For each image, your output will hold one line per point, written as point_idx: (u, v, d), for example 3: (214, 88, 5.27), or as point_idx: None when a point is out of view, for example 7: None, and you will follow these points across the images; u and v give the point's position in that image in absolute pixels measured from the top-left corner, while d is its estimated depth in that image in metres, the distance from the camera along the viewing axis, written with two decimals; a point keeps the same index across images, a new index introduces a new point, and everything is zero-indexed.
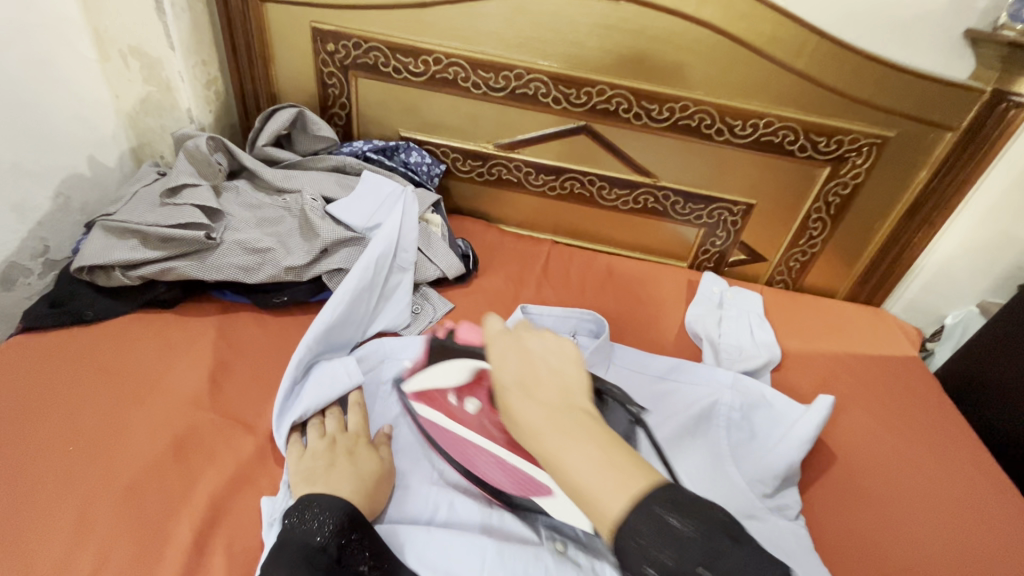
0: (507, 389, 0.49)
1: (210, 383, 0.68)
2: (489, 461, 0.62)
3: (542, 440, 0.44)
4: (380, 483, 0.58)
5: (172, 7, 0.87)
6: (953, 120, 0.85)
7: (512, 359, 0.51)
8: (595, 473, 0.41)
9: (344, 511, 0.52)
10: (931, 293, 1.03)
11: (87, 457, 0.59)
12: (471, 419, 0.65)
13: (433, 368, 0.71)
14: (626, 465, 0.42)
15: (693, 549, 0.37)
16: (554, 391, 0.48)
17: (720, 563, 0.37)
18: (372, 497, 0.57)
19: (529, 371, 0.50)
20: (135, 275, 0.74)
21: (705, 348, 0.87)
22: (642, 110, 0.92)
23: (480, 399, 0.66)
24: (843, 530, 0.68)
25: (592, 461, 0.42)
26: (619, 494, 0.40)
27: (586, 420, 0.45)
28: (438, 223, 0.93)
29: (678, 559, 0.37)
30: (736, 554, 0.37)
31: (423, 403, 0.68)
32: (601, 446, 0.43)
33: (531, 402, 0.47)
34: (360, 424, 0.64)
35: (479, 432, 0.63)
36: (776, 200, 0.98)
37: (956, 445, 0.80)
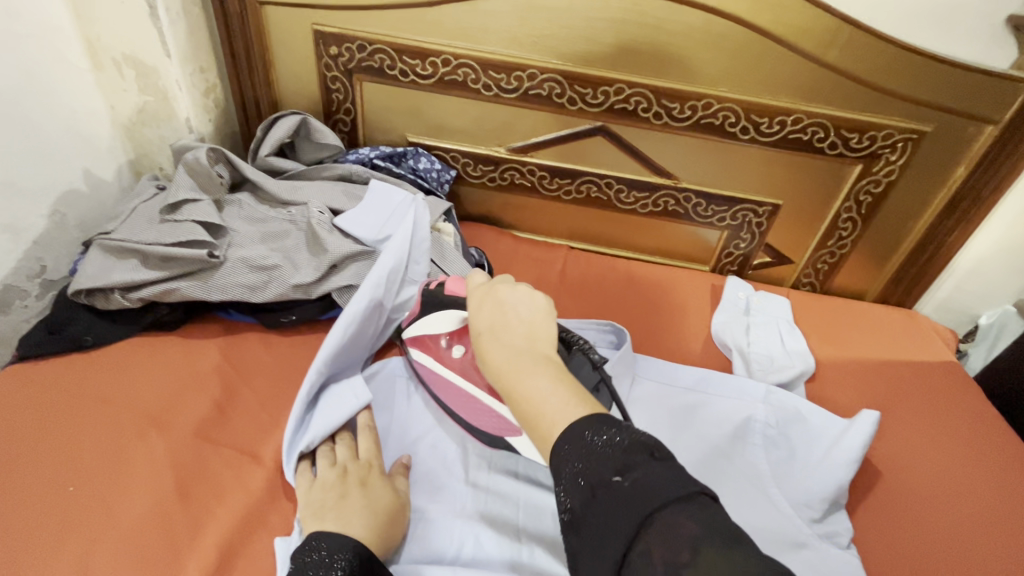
0: (479, 333, 0.52)
1: (218, 411, 0.64)
2: (472, 405, 0.63)
3: (501, 375, 0.48)
4: (395, 520, 0.54)
5: (167, 13, 0.83)
6: (994, 113, 0.80)
7: (486, 305, 0.54)
8: (543, 403, 0.44)
9: (357, 554, 0.48)
10: (969, 294, 0.98)
11: (89, 497, 0.55)
12: (456, 363, 0.66)
13: (424, 319, 0.69)
14: (572, 401, 0.44)
15: (611, 460, 0.38)
16: (521, 335, 0.50)
17: (635, 473, 0.37)
18: (387, 536, 0.52)
19: (501, 317, 0.52)
20: (135, 298, 0.70)
21: (735, 359, 0.83)
22: (662, 109, 0.87)
23: (467, 346, 0.66)
24: (894, 552, 0.64)
25: (543, 394, 0.45)
26: (558, 422, 0.43)
27: (545, 362, 0.48)
28: (451, 232, 0.88)
29: (597, 469, 0.38)
30: (655, 467, 0.37)
31: (417, 348, 0.69)
32: (552, 381, 0.46)
33: (497, 344, 0.50)
34: (372, 452, 0.60)
35: (462, 375, 0.65)
36: (804, 199, 0.94)
37: (1007, 459, 0.76)
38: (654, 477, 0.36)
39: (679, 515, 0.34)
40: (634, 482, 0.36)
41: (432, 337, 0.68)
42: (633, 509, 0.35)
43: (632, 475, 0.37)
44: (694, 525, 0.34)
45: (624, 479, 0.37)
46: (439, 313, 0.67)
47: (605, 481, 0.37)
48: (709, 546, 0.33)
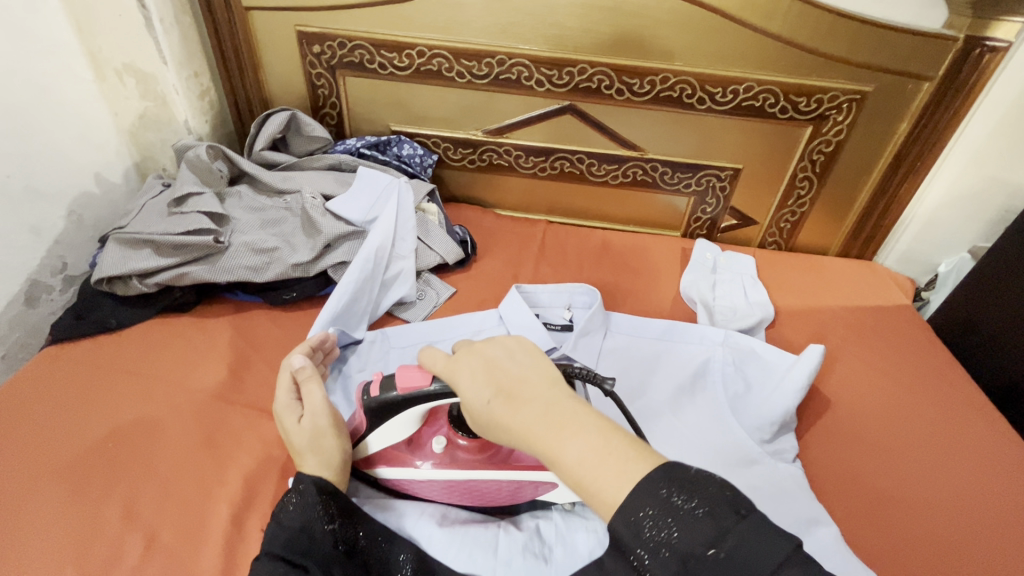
0: (491, 404, 0.47)
1: (232, 377, 0.72)
2: (485, 486, 0.61)
3: (542, 442, 0.44)
4: (323, 438, 0.58)
5: (161, 23, 0.92)
6: (930, 70, 0.87)
7: (481, 372, 0.49)
8: (597, 462, 0.42)
9: (303, 484, 0.54)
10: (925, 243, 1.04)
11: (125, 452, 0.63)
12: (439, 459, 0.61)
13: (379, 430, 0.60)
14: (624, 449, 0.43)
15: (703, 532, 0.39)
16: (537, 391, 0.47)
17: (728, 542, 0.38)
18: (327, 455, 0.57)
19: (507, 379, 0.48)
20: (152, 283, 0.78)
21: (700, 311, 0.90)
22: (624, 86, 0.94)
23: (445, 433, 0.62)
24: (836, 468, 0.72)
25: (592, 452, 0.43)
26: (621, 477, 0.41)
27: (577, 412, 0.46)
28: (434, 211, 0.96)
29: (689, 541, 0.39)
30: (746, 530, 0.38)
31: (387, 464, 0.62)
32: (595, 434, 0.44)
33: (520, 410, 0.46)
34: (284, 396, 0.62)
35: (453, 467, 0.61)
36: (763, 162, 1.00)
37: (950, 386, 0.83)
38: (751, 546, 0.38)
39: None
40: (730, 553, 0.38)
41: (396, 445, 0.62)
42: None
43: (726, 545, 0.38)
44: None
45: (718, 550, 0.38)
46: (394, 419, 0.59)
47: (699, 554, 0.38)
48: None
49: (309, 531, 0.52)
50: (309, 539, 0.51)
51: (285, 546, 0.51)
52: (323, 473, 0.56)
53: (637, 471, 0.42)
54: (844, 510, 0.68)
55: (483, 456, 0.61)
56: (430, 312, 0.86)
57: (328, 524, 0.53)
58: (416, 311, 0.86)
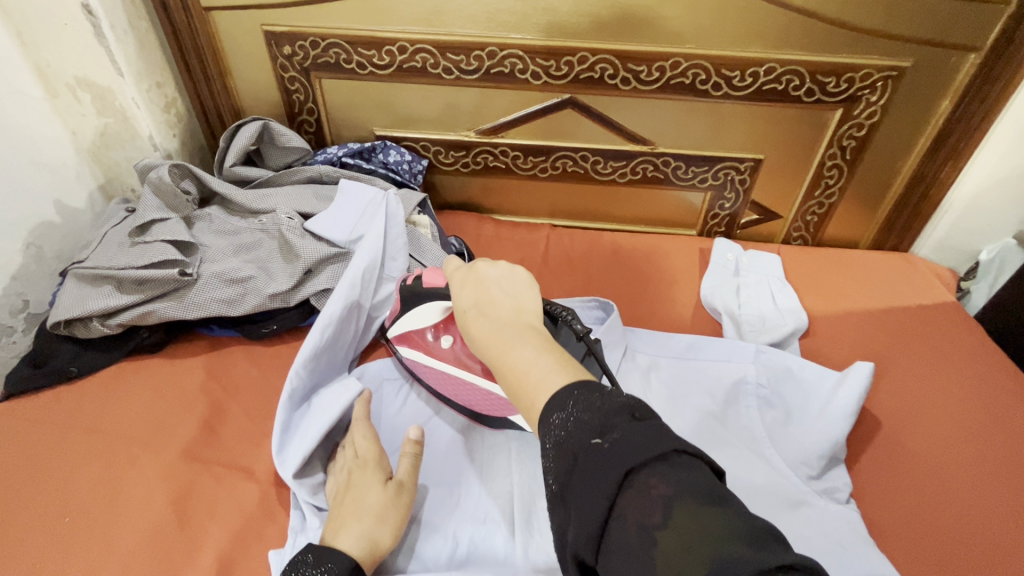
0: (465, 311, 0.49)
1: (207, 429, 0.65)
2: (470, 391, 0.63)
3: (487, 347, 0.45)
4: (391, 512, 0.52)
5: (113, 31, 0.84)
6: (977, 40, 0.77)
7: (468, 285, 0.50)
8: (528, 373, 0.42)
9: (341, 565, 0.47)
10: (969, 231, 0.94)
11: (85, 527, 0.56)
12: (445, 354, 0.64)
13: (407, 314, 0.67)
14: (555, 366, 0.42)
15: (590, 422, 0.35)
16: (506, 308, 0.47)
17: (614, 434, 0.34)
18: (385, 532, 0.51)
19: (486, 294, 0.49)
20: (114, 324, 0.70)
21: (726, 322, 0.82)
22: (630, 74, 0.85)
23: (455, 334, 0.64)
24: (895, 505, 0.63)
25: (529, 364, 0.42)
26: (543, 389, 0.40)
27: (530, 333, 0.45)
28: (426, 224, 0.87)
29: (576, 435, 0.36)
30: (634, 426, 0.34)
31: (405, 345, 0.68)
32: (537, 351, 0.43)
33: (483, 320, 0.47)
34: (371, 449, 0.58)
35: (454, 364, 0.63)
36: (786, 151, 0.91)
37: (1011, 394, 0.74)
38: (635, 439, 0.33)
39: (654, 477, 0.32)
40: (612, 444, 0.34)
41: (416, 331, 0.67)
42: (611, 471, 0.33)
43: (611, 437, 0.34)
44: (667, 486, 0.31)
45: (603, 441, 0.34)
46: (423, 306, 0.65)
47: (585, 446, 0.35)
48: (683, 506, 0.30)
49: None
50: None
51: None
52: (362, 557, 0.49)
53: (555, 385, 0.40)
54: (907, 552, 0.59)
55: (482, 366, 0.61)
56: None
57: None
58: None
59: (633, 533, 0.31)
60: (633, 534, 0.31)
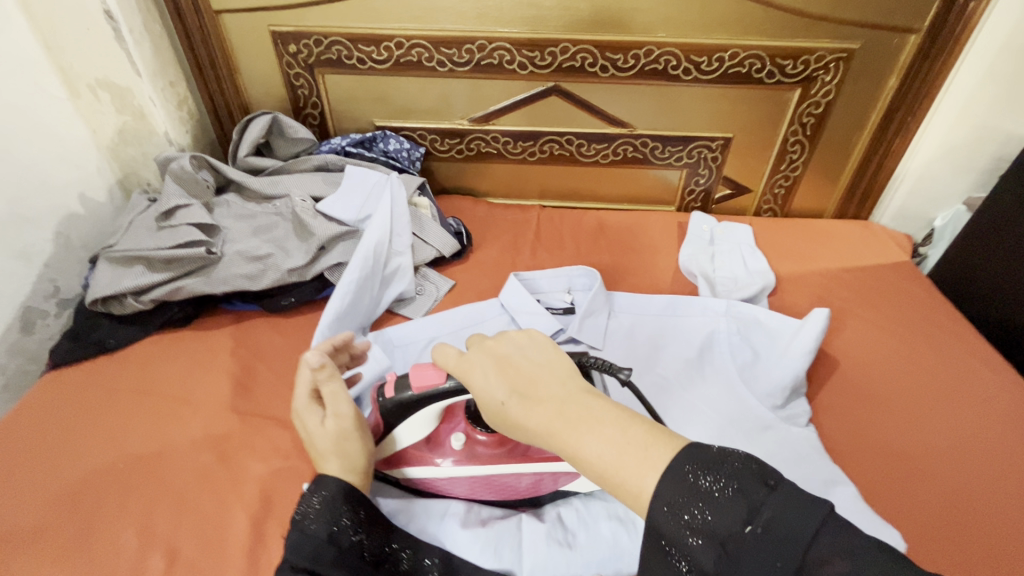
0: (505, 403, 0.47)
1: (239, 388, 0.72)
2: (500, 481, 0.61)
3: (559, 441, 0.43)
4: (349, 442, 0.55)
5: (132, 34, 0.90)
6: (914, 23, 0.87)
7: (491, 371, 0.49)
8: (620, 455, 0.41)
9: (328, 490, 0.52)
10: (921, 199, 1.03)
11: (138, 472, 0.63)
12: (460, 456, 0.61)
13: (403, 429, 0.60)
14: (646, 437, 0.42)
15: (736, 509, 0.37)
16: (550, 386, 0.47)
17: (763, 515, 0.36)
18: (353, 458, 0.55)
19: (518, 378, 0.48)
20: (147, 299, 0.76)
21: (702, 284, 0.90)
22: (608, 62, 0.93)
23: (463, 430, 0.62)
24: (846, 427, 0.72)
25: (612, 445, 0.41)
26: (647, 469, 0.40)
27: (592, 405, 0.44)
28: (426, 205, 0.94)
29: (725, 520, 0.37)
30: (778, 500, 0.37)
31: (412, 461, 0.62)
32: (614, 426, 0.42)
33: (534, 409, 0.45)
34: (306, 389, 0.57)
35: (474, 463, 0.61)
36: (753, 129, 1.00)
37: (954, 339, 0.83)
38: (789, 517, 0.36)
39: (824, 551, 0.34)
40: (765, 527, 0.36)
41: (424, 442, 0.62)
42: (780, 555, 0.35)
43: (762, 520, 0.36)
44: (844, 561, 0.34)
45: (755, 527, 0.36)
46: (420, 413, 0.59)
47: (737, 533, 0.37)
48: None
49: (336, 541, 0.50)
50: (336, 549, 0.50)
51: (311, 558, 0.49)
52: (346, 477, 0.54)
53: (660, 458, 0.40)
54: (859, 466, 0.68)
55: (502, 451, 0.61)
56: (431, 307, 0.86)
57: (354, 534, 0.51)
58: (417, 307, 0.85)
59: None
60: None
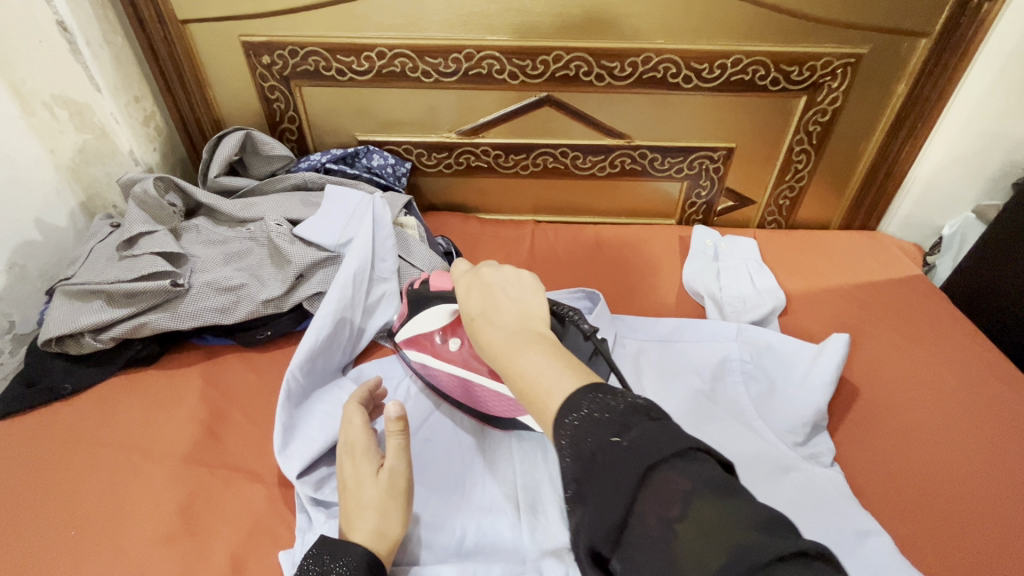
0: (474, 319, 0.49)
1: (209, 437, 0.66)
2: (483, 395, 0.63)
3: (498, 354, 0.44)
4: (394, 502, 0.51)
5: (89, 46, 0.84)
6: (925, 26, 0.82)
7: (475, 291, 0.51)
8: (539, 376, 0.40)
9: (355, 558, 0.47)
10: (931, 207, 0.99)
11: (92, 539, 0.56)
12: (455, 356, 0.65)
13: (415, 317, 0.70)
14: (566, 370, 0.40)
15: (608, 422, 0.35)
16: (513, 313, 0.47)
17: (633, 432, 0.34)
18: (391, 522, 0.50)
19: (490, 301, 0.49)
20: (107, 338, 0.70)
21: (708, 305, 0.85)
22: (603, 70, 0.87)
23: (463, 336, 0.65)
24: (873, 464, 0.67)
25: (538, 368, 0.41)
26: (557, 393, 0.39)
27: (539, 339, 0.44)
28: (413, 225, 0.89)
29: (589, 436, 0.35)
30: (653, 426, 0.34)
31: (414, 349, 0.69)
32: (546, 354, 0.42)
33: (490, 327, 0.47)
34: (365, 435, 0.54)
35: (463, 367, 0.64)
36: (756, 139, 0.95)
37: (975, 358, 0.79)
38: (654, 438, 0.33)
39: (674, 472, 0.32)
40: (630, 443, 0.33)
41: (426, 334, 0.68)
42: (628, 472, 0.33)
43: (630, 435, 0.34)
44: (688, 482, 0.31)
45: (621, 440, 0.34)
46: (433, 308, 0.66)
47: (603, 445, 0.34)
48: (702, 502, 0.30)
49: None
50: None
51: None
52: (374, 545, 0.49)
53: (569, 386, 0.39)
54: (893, 514, 0.63)
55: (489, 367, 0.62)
56: None
57: None
58: None
59: (654, 526, 0.31)
60: (654, 528, 0.31)
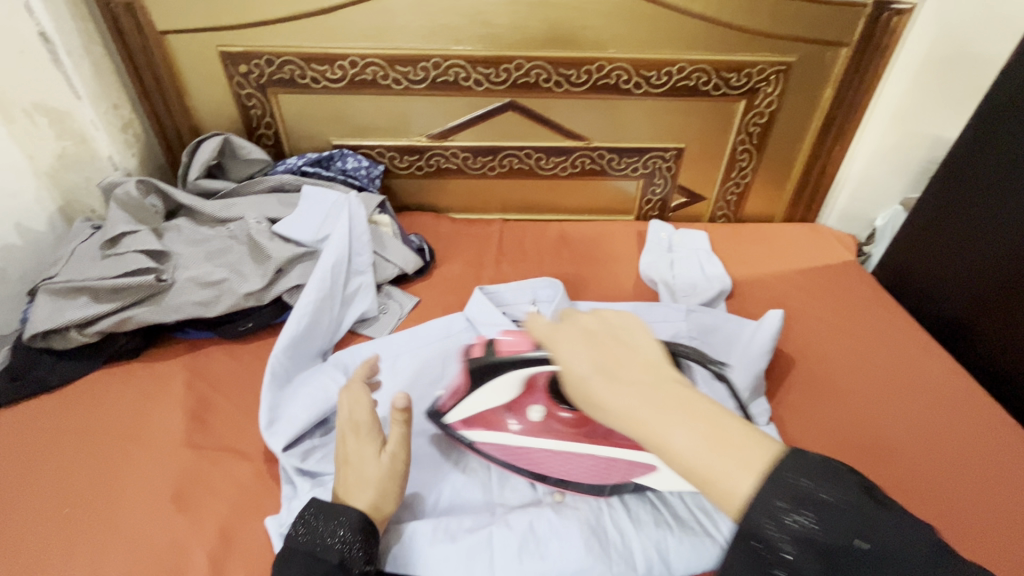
0: (590, 379, 0.43)
1: (195, 421, 0.69)
2: (579, 465, 0.62)
3: (643, 423, 0.39)
4: (391, 483, 0.55)
5: (69, 56, 0.86)
6: (846, 37, 0.92)
7: (578, 344, 0.46)
8: (711, 449, 0.37)
9: (350, 520, 0.52)
10: (864, 200, 1.09)
11: (86, 516, 0.60)
12: (536, 426, 0.65)
13: (482, 390, 0.62)
14: (742, 436, 0.37)
15: (844, 521, 0.34)
16: (636, 365, 0.43)
17: (877, 532, 0.33)
18: (387, 501, 0.55)
19: (608, 354, 0.44)
20: (92, 332, 0.73)
21: (661, 290, 0.93)
22: (562, 77, 0.95)
23: (541, 404, 0.64)
24: (806, 427, 0.74)
25: (702, 435, 0.37)
26: (745, 470, 0.36)
27: (686, 396, 0.40)
28: (387, 223, 0.93)
29: (830, 533, 0.33)
30: (889, 516, 0.34)
31: (479, 428, 0.65)
32: (707, 418, 0.38)
33: (619, 385, 0.42)
34: (370, 417, 0.57)
35: (550, 437, 0.64)
36: (703, 139, 1.03)
37: (897, 332, 0.88)
38: (899, 537, 0.33)
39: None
40: (880, 546, 0.33)
41: (494, 411, 0.65)
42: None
43: (874, 537, 0.33)
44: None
45: (865, 541, 0.33)
46: (499, 381, 0.61)
47: (845, 547, 0.33)
48: None
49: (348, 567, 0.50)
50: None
51: None
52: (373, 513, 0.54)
53: (765, 460, 0.36)
54: None
55: (580, 432, 0.63)
56: (396, 324, 0.84)
57: (365, 564, 0.51)
58: (382, 325, 0.84)
59: None
60: None
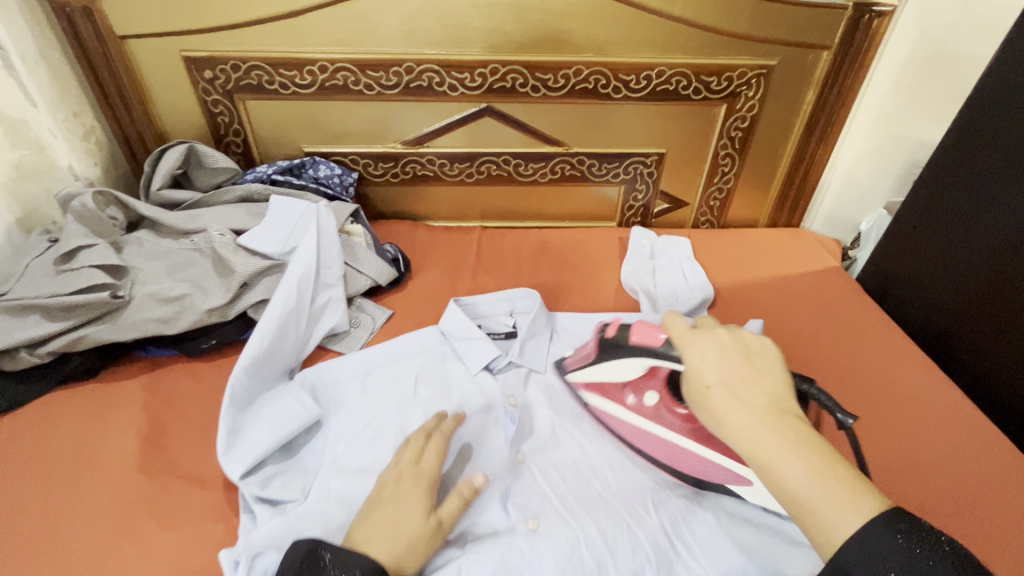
0: (714, 389, 0.48)
1: (151, 446, 0.66)
2: (686, 458, 0.62)
3: (755, 444, 0.44)
4: (418, 548, 0.51)
5: (23, 62, 0.83)
6: (827, 40, 0.90)
7: (711, 355, 0.50)
8: (816, 485, 0.41)
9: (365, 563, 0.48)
10: (848, 204, 1.07)
11: (29, 553, 0.56)
12: (648, 411, 0.65)
13: (607, 363, 0.68)
14: (853, 486, 0.41)
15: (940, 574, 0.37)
16: (760, 391, 0.47)
17: None
18: (411, 560, 0.51)
19: (737, 371, 0.48)
20: (43, 352, 0.69)
21: (642, 299, 0.90)
22: (538, 82, 0.92)
23: (658, 391, 0.66)
24: None
25: (810, 471, 0.42)
26: (847, 514, 0.40)
27: (804, 433, 0.44)
28: (360, 233, 0.90)
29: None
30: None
31: (595, 394, 0.69)
32: (822, 458, 0.43)
33: (740, 404, 0.46)
34: (437, 467, 0.58)
35: (661, 424, 0.64)
36: (684, 143, 1.01)
37: (884, 341, 0.86)
38: None
39: None
40: None
41: (615, 384, 0.68)
42: None
43: None
44: None
45: None
46: (629, 358, 0.66)
47: None
48: None
49: None
50: None
51: None
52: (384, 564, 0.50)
53: (868, 506, 0.40)
54: None
55: (692, 428, 0.63)
56: (367, 339, 0.82)
57: None
58: (352, 340, 0.81)
59: None
60: None
